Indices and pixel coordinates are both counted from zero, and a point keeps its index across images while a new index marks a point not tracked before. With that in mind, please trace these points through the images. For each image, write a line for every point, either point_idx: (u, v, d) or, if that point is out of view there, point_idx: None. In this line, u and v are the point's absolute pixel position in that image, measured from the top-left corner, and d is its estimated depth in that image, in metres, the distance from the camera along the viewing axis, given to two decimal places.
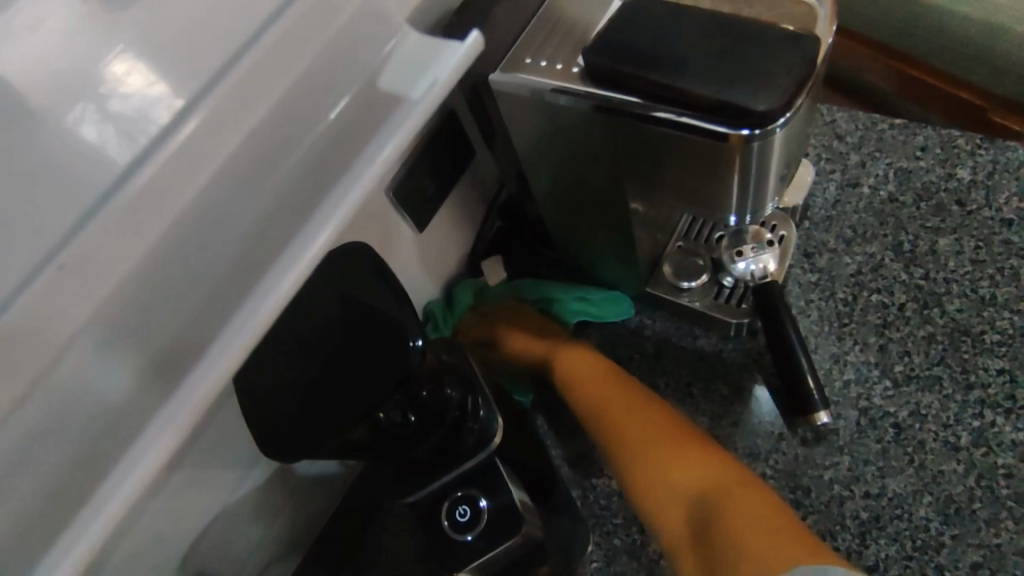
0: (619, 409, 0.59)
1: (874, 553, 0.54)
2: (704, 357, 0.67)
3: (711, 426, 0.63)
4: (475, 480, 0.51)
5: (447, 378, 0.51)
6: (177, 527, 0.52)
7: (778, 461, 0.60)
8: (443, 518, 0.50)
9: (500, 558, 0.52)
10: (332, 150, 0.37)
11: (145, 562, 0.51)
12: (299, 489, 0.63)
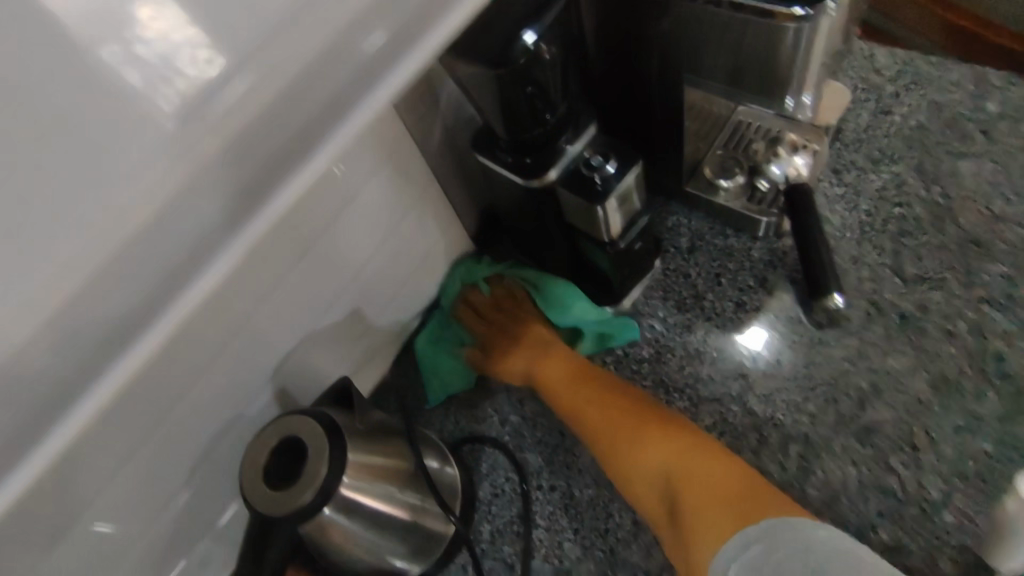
0: (580, 398, 0.66)
1: (871, 416, 0.62)
2: (734, 253, 0.75)
3: (735, 309, 0.71)
4: (595, 145, 0.62)
5: (565, 99, 0.60)
6: (179, 372, 0.53)
7: (792, 338, 0.68)
8: (580, 168, 0.62)
9: (625, 202, 0.64)
10: (398, 37, 0.32)
11: (247, 363, 0.60)
12: (368, 334, 0.72)
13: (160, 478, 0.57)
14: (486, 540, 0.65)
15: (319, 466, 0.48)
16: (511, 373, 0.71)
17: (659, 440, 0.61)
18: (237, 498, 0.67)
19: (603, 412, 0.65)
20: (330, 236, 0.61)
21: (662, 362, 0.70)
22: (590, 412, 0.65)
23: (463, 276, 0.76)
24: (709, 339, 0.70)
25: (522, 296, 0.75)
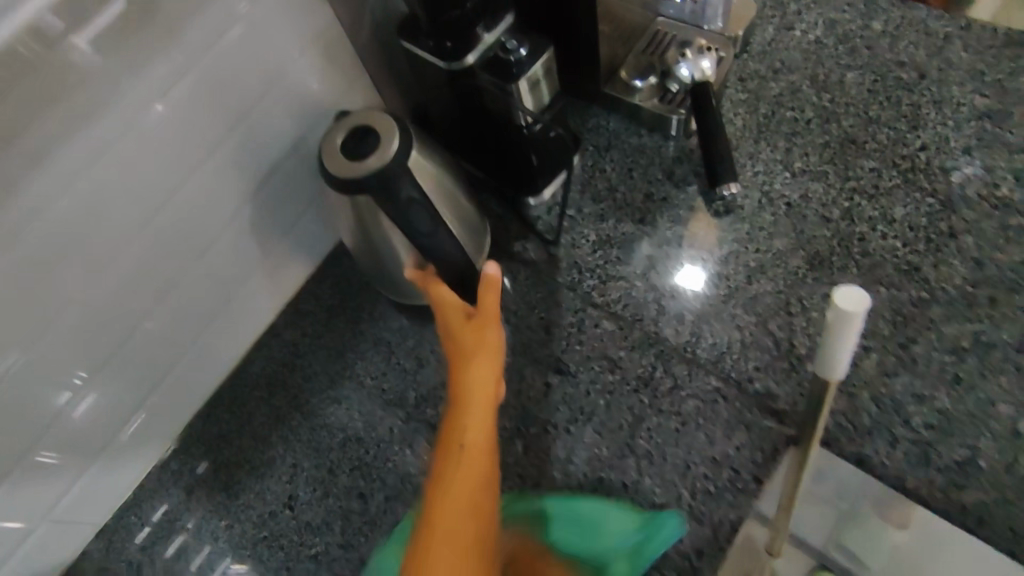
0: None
1: (755, 288, 0.71)
2: (647, 151, 0.82)
3: (645, 199, 0.79)
4: (511, 33, 0.66)
5: None
6: (96, 235, 0.58)
7: (692, 226, 0.76)
8: (496, 52, 0.66)
9: (537, 87, 0.70)
10: None
11: (177, 236, 0.64)
12: (297, 222, 0.76)
13: (89, 347, 0.62)
14: (412, 404, 0.71)
15: (392, 137, 0.57)
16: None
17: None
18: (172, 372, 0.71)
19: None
20: (251, 125, 0.65)
21: (577, 248, 0.77)
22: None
23: (534, 513, 0.63)
24: (620, 227, 0.78)
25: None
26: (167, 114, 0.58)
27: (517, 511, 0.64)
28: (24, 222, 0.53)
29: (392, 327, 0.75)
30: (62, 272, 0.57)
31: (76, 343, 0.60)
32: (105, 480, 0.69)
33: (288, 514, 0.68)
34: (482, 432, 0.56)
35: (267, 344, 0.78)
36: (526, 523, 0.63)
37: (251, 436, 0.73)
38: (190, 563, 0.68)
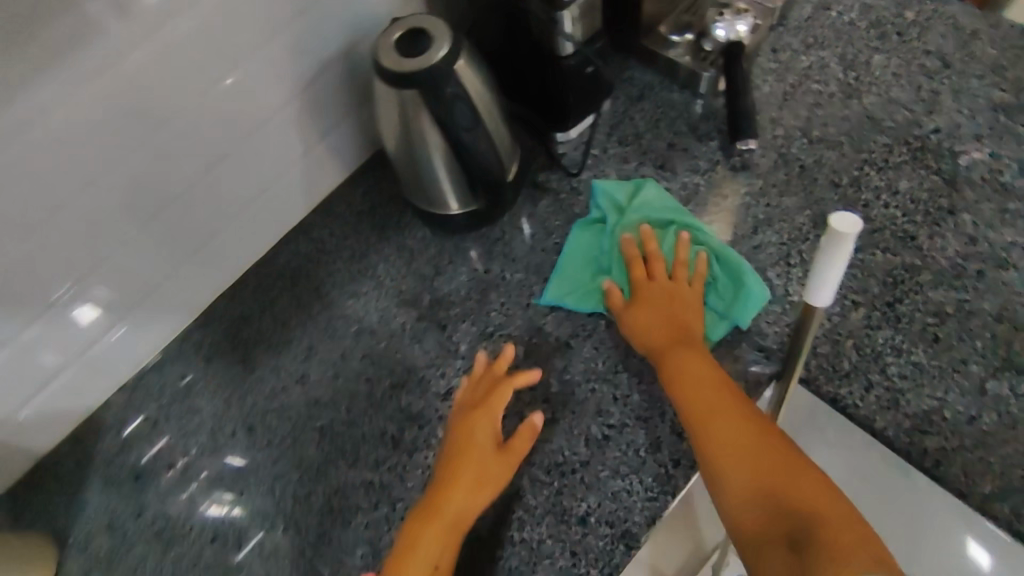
0: (725, 425, 0.57)
1: (760, 239, 0.76)
2: (676, 106, 0.86)
3: (669, 148, 0.83)
4: None
5: None
6: (155, 98, 0.61)
7: (709, 177, 0.81)
8: None
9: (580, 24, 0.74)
10: None
11: (228, 117, 0.67)
12: (338, 128, 0.79)
13: (113, 226, 0.64)
14: (426, 306, 0.76)
15: (442, 42, 0.62)
16: (683, 369, 0.62)
17: (772, 464, 0.54)
18: (203, 252, 0.74)
19: (713, 393, 0.60)
20: (310, 21, 0.68)
21: (597, 184, 0.82)
22: (694, 379, 0.61)
23: (650, 216, 0.75)
24: (641, 171, 0.82)
25: (698, 278, 0.70)
26: (213, 10, 0.60)
27: (654, 201, 0.76)
28: (93, 72, 0.56)
29: (416, 236, 0.80)
30: (119, 128, 0.60)
31: (98, 221, 0.63)
32: (130, 341, 0.73)
33: (298, 389, 0.72)
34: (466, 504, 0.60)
35: (295, 239, 0.81)
36: (626, 229, 0.75)
37: (272, 319, 0.77)
38: (202, 424, 0.72)
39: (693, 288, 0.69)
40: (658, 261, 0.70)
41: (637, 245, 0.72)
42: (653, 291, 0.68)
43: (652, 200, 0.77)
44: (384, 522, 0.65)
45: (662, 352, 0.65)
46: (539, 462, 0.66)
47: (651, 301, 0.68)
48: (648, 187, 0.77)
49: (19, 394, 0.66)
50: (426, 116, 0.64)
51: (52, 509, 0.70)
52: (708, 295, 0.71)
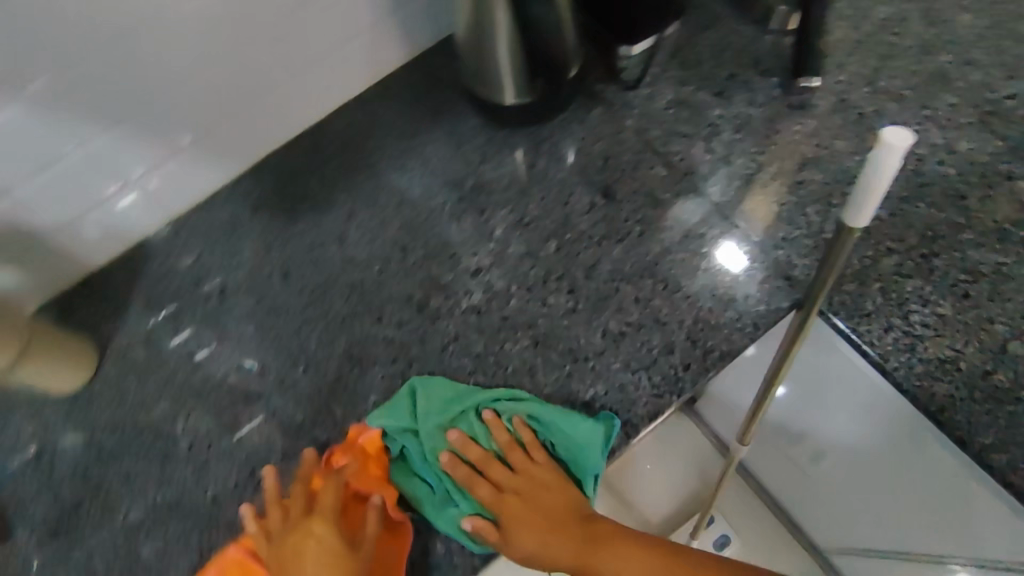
0: (606, 557, 0.59)
1: (806, 176, 0.75)
2: (743, 38, 0.84)
3: (728, 78, 0.82)
4: None
5: None
6: None
7: (765, 111, 0.79)
8: None
9: None
10: None
11: None
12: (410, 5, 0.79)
13: (172, 55, 0.66)
14: (468, 189, 0.77)
15: None
16: (549, 556, 0.59)
17: (666, 565, 0.57)
18: (264, 103, 0.76)
19: (529, 522, 0.60)
20: None
21: (652, 102, 0.81)
22: (537, 540, 0.59)
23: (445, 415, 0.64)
24: (697, 95, 0.81)
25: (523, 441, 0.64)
26: None
27: (438, 396, 0.65)
28: None
29: (464, 125, 0.81)
30: None
31: (163, 49, 0.65)
32: (183, 177, 0.76)
33: (336, 246, 0.75)
34: None
35: (352, 110, 0.83)
36: (439, 429, 0.64)
37: (320, 180, 0.79)
38: (242, 264, 0.76)
39: (555, 489, 0.62)
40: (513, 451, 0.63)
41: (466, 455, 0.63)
42: (511, 505, 0.61)
43: (431, 398, 0.64)
44: (399, 376, 0.68)
45: (579, 565, 0.59)
46: (555, 346, 0.68)
47: (519, 499, 0.61)
48: (421, 385, 0.65)
49: (77, 204, 0.70)
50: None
51: (99, 319, 0.75)
52: (542, 438, 0.65)
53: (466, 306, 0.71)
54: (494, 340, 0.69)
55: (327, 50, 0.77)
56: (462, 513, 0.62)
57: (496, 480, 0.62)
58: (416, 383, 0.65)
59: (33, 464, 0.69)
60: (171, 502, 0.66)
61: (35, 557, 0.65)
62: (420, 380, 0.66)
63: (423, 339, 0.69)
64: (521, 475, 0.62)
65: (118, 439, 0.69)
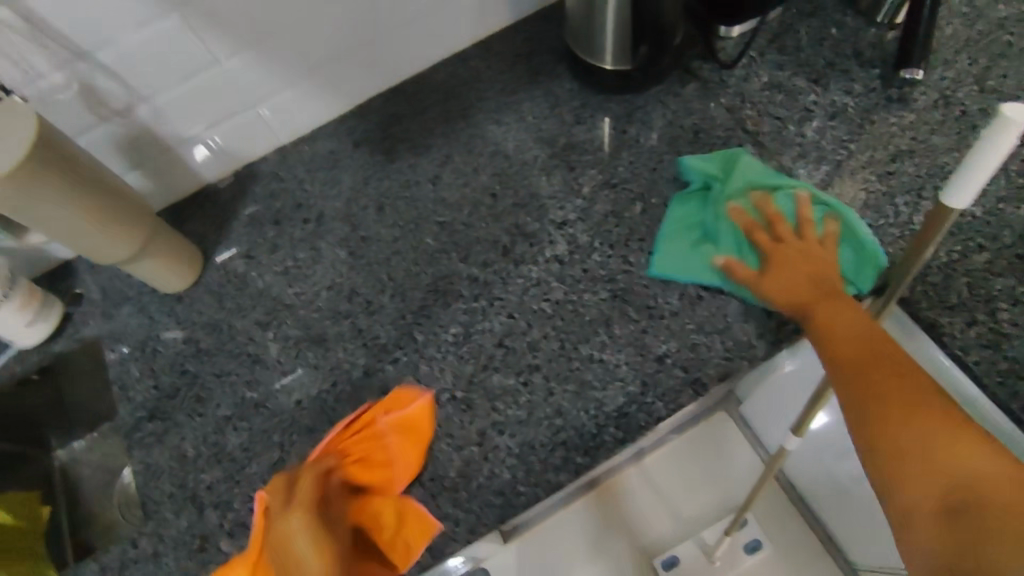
0: (829, 311, 0.58)
1: (898, 166, 0.74)
2: (847, 28, 0.82)
3: (826, 66, 0.80)
4: None
5: None
6: None
7: (862, 101, 0.78)
8: None
9: None
10: None
11: None
12: None
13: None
14: (560, 148, 0.79)
15: None
16: (792, 290, 0.63)
17: (914, 416, 0.48)
18: (375, 47, 0.80)
19: (797, 271, 0.64)
20: None
21: (748, 82, 0.80)
22: (787, 283, 0.63)
23: (753, 181, 0.72)
24: (794, 79, 0.80)
25: (829, 240, 0.67)
26: None
27: (755, 172, 0.72)
28: None
29: (558, 87, 0.84)
30: None
31: None
32: (293, 109, 0.81)
33: (430, 187, 0.79)
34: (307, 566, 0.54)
35: (454, 64, 0.86)
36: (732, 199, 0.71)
37: (419, 124, 0.83)
38: (340, 194, 0.80)
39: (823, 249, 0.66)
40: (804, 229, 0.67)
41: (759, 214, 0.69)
42: (787, 253, 0.65)
43: (736, 163, 0.74)
44: (480, 312, 0.72)
45: (812, 305, 0.60)
46: (632, 302, 0.71)
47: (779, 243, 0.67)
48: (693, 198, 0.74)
49: (200, 121, 0.75)
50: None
51: (207, 233, 0.81)
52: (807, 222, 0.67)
53: (550, 255, 0.73)
54: (574, 290, 0.72)
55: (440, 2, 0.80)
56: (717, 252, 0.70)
57: (776, 232, 0.67)
58: (728, 155, 0.75)
59: (139, 353, 0.75)
60: (258, 402, 0.71)
61: (133, 435, 0.71)
62: (733, 154, 0.75)
63: (506, 281, 0.73)
64: (807, 243, 0.66)
65: (214, 340, 0.75)
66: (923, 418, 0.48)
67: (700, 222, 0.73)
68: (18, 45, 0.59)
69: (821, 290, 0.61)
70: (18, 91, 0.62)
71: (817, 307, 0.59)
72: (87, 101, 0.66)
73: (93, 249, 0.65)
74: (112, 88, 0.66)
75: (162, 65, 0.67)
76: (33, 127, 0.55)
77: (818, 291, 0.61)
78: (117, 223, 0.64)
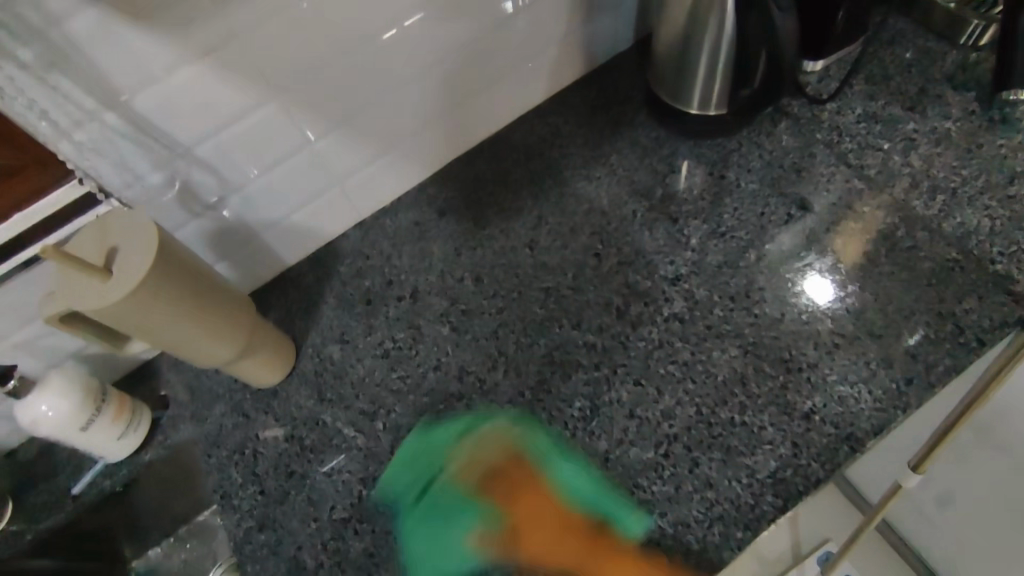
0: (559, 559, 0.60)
1: (1018, 189, 0.71)
2: (932, 53, 0.81)
3: (919, 92, 0.78)
4: None
5: None
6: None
7: (963, 125, 0.76)
8: None
9: None
10: None
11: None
12: (594, 22, 0.80)
13: (383, 74, 0.67)
14: (658, 200, 0.76)
15: None
16: (553, 556, 0.60)
17: None
18: (455, 115, 0.78)
19: (557, 556, 0.60)
20: None
21: (842, 116, 0.78)
22: (540, 548, 0.60)
23: (466, 428, 0.66)
24: (888, 109, 0.78)
25: (509, 472, 0.63)
26: None
27: (451, 428, 0.66)
28: None
29: (643, 136, 0.81)
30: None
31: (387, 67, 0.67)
32: (376, 184, 0.78)
33: (527, 253, 0.75)
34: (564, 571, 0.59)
35: (530, 122, 0.84)
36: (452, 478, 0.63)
37: (504, 187, 0.80)
38: (433, 267, 0.76)
39: (521, 497, 0.62)
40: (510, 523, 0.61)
41: (506, 478, 0.63)
42: (520, 511, 0.62)
43: (434, 437, 0.66)
44: (605, 381, 0.67)
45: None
46: (766, 356, 0.67)
47: (533, 491, 0.62)
48: (422, 441, 0.66)
49: (286, 207, 0.72)
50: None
51: (294, 319, 0.77)
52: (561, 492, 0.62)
53: (668, 314, 0.69)
54: (700, 350, 0.67)
55: (516, 65, 0.78)
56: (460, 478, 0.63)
57: (501, 492, 0.63)
58: (421, 432, 0.67)
59: (238, 456, 0.70)
60: (376, 500, 0.66)
61: (243, 548, 0.66)
62: (428, 426, 0.67)
63: (626, 345, 0.69)
64: (492, 485, 0.63)
65: (319, 435, 0.70)
66: None
67: (621, 348, 0.69)
68: (120, 151, 0.56)
69: (580, 546, 0.60)
70: (118, 196, 0.59)
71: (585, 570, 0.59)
72: (182, 198, 0.63)
73: (199, 356, 0.61)
74: (207, 181, 0.63)
75: (256, 155, 0.64)
76: (155, 246, 0.51)
77: (584, 548, 0.60)
78: (225, 326, 0.61)
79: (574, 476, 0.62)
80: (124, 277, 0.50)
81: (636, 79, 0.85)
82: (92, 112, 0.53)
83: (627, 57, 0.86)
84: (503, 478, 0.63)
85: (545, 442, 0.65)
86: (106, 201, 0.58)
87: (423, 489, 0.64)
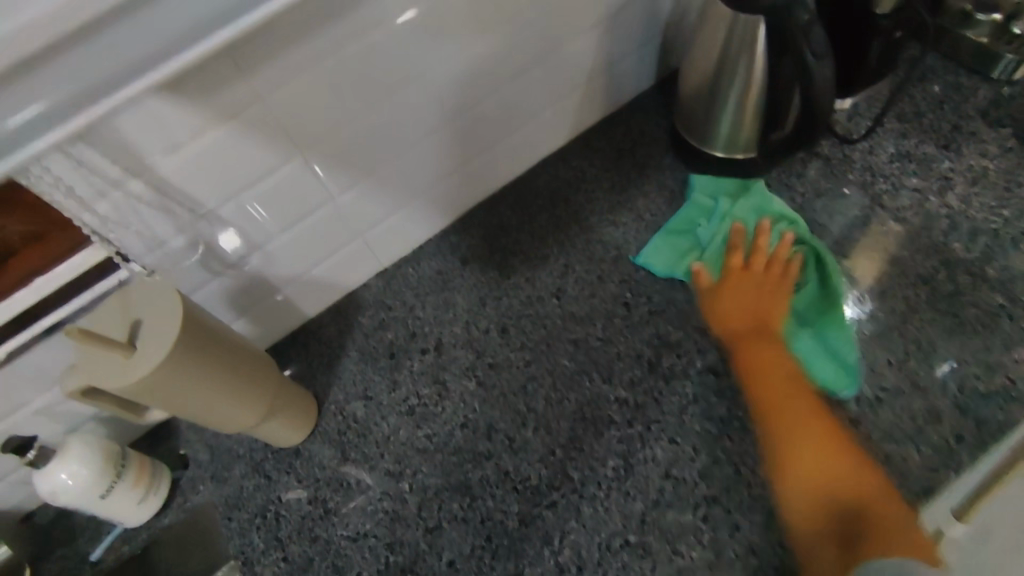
0: (758, 350, 0.66)
1: None
2: (963, 88, 0.79)
3: (951, 129, 0.76)
4: None
5: None
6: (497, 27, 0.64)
7: (1001, 163, 0.73)
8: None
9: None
10: None
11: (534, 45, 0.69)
12: (616, 66, 0.79)
13: (407, 131, 0.67)
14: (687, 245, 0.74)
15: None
16: (740, 307, 0.65)
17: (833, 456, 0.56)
18: (477, 164, 0.77)
19: (775, 302, 0.65)
20: None
21: (873, 155, 0.76)
22: (732, 311, 0.66)
23: (765, 209, 0.72)
24: (921, 147, 0.76)
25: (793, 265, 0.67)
26: None
27: (715, 185, 0.75)
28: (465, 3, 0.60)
29: (669, 179, 0.79)
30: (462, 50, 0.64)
31: (410, 125, 0.66)
32: (399, 233, 0.77)
33: (554, 302, 0.73)
34: (796, 448, 0.56)
35: (553, 166, 0.83)
36: (735, 219, 0.72)
37: (528, 234, 0.78)
38: (457, 318, 0.75)
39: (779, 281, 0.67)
40: (768, 256, 0.67)
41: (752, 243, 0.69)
42: (741, 284, 0.66)
43: (711, 184, 0.75)
44: (638, 439, 0.65)
45: (744, 340, 0.64)
46: None
47: (761, 341, 0.66)
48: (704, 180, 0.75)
49: (309, 261, 0.71)
50: (761, 41, 0.61)
51: (316, 374, 0.75)
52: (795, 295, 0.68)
53: (702, 366, 0.67)
54: (736, 405, 0.65)
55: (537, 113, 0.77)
56: (699, 258, 0.71)
57: (746, 261, 0.68)
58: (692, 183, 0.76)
59: (260, 519, 0.68)
60: (404, 567, 0.63)
61: None
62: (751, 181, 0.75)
63: (660, 400, 0.66)
64: (750, 257, 0.68)
65: (343, 497, 0.67)
66: (806, 428, 0.57)
67: (654, 403, 0.66)
68: (145, 218, 0.55)
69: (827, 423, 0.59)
70: (140, 261, 0.58)
71: (753, 345, 0.66)
72: (205, 260, 0.62)
73: (225, 422, 0.59)
74: (231, 242, 0.62)
75: (280, 213, 0.63)
76: (179, 316, 0.49)
77: (768, 327, 0.66)
78: (245, 389, 0.59)
79: (810, 294, 0.68)
80: (149, 351, 0.48)
81: (659, 120, 0.84)
82: (116, 182, 0.52)
83: (649, 98, 0.85)
84: (753, 250, 0.67)
85: (817, 280, 0.68)
86: (125, 266, 0.56)
87: (711, 215, 0.74)
